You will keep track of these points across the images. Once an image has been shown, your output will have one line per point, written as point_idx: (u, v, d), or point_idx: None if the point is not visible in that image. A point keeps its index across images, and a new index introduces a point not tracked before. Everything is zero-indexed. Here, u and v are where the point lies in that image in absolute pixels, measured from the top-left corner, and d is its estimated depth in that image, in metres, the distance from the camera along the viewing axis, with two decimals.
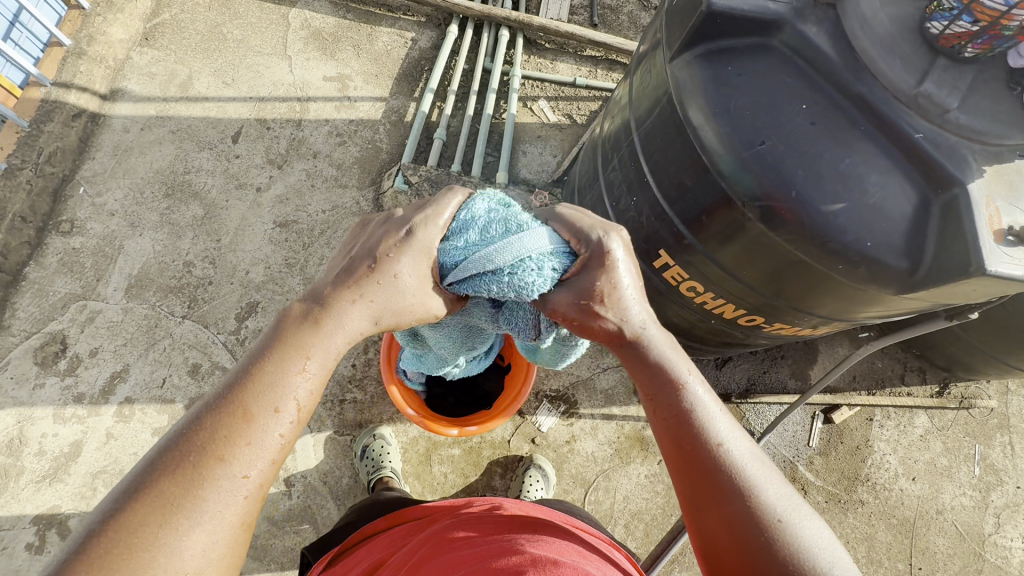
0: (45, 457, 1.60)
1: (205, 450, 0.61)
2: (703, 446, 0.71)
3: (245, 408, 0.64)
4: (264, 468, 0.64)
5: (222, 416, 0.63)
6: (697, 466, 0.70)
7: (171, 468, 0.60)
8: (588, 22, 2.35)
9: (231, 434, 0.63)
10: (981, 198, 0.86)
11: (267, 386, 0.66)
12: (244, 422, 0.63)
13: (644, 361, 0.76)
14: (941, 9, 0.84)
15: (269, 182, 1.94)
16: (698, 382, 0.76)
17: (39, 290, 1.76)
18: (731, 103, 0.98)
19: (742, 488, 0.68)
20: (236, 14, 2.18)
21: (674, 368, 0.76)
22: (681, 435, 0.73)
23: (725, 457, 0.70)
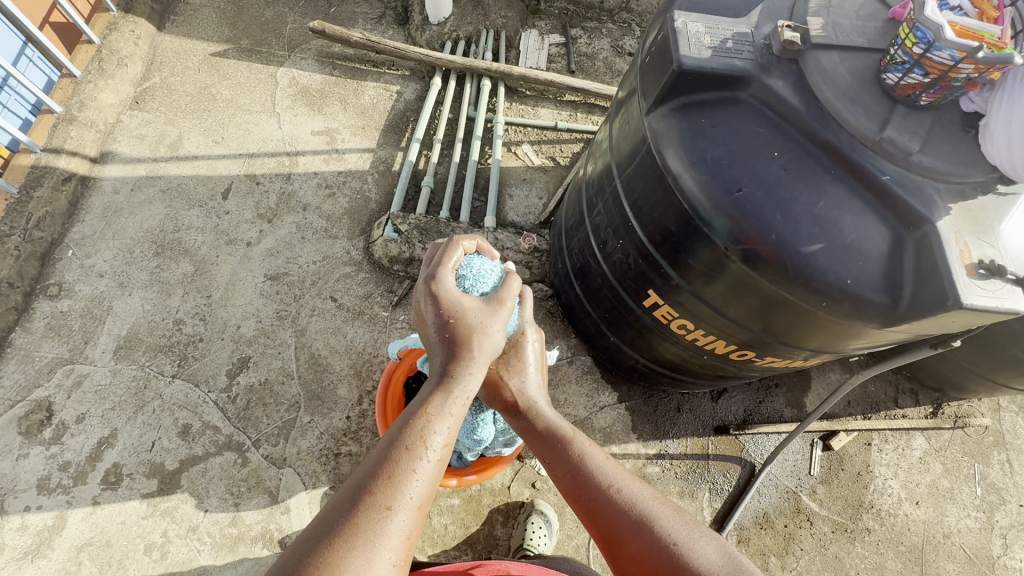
0: (27, 532, 1.54)
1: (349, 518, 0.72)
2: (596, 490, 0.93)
3: (377, 490, 0.75)
4: (397, 549, 0.72)
5: (368, 493, 0.74)
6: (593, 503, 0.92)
7: (317, 549, 0.68)
8: (566, 69, 2.45)
9: (355, 527, 0.71)
10: (950, 235, 0.90)
11: (393, 485, 0.76)
12: (368, 523, 0.71)
13: (539, 429, 1.02)
14: (894, 62, 0.90)
15: (260, 236, 1.96)
16: (585, 441, 0.99)
17: (25, 356, 1.73)
18: (707, 153, 1.02)
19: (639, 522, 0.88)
20: (225, 75, 2.25)
21: (564, 432, 1.01)
22: (582, 488, 0.94)
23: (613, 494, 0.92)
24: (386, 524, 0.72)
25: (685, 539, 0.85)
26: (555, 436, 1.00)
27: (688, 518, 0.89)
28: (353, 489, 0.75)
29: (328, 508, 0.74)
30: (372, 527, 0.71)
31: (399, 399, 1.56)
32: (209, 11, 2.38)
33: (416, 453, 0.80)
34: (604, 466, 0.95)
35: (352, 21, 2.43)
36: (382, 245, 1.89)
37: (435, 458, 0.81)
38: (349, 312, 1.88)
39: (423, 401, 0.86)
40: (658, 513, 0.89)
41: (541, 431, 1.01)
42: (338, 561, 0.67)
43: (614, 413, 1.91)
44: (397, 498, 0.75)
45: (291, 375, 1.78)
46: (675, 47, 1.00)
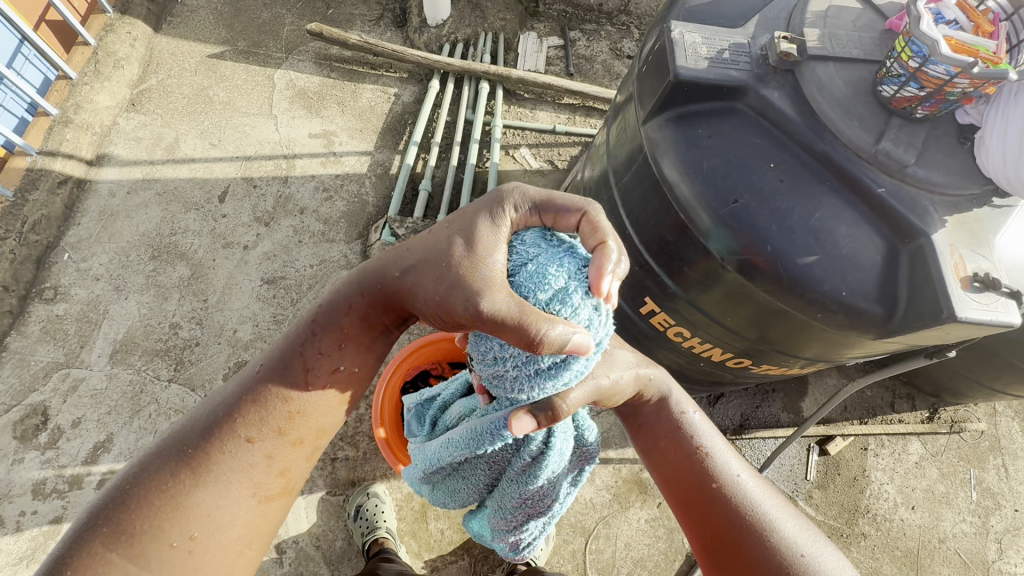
0: (23, 537, 1.54)
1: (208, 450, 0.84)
2: (720, 484, 0.95)
3: (240, 428, 0.85)
4: (246, 484, 0.84)
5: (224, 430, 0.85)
6: (716, 497, 0.95)
7: (172, 468, 0.83)
8: (564, 72, 2.45)
9: (211, 457, 0.83)
10: (945, 248, 0.90)
11: (254, 415, 0.86)
12: (223, 448, 0.84)
13: (658, 409, 1.03)
14: (890, 75, 0.90)
15: (256, 239, 1.96)
16: (709, 431, 1.02)
17: (21, 360, 1.72)
18: (703, 163, 1.02)
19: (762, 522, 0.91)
20: (222, 77, 2.24)
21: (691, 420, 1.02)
22: (703, 476, 0.97)
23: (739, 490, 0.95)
24: (243, 453, 0.84)
25: (800, 539, 0.91)
26: (677, 419, 1.02)
27: (796, 517, 0.95)
28: (219, 412, 0.87)
29: (191, 423, 0.88)
30: (231, 463, 0.83)
31: (394, 411, 1.57)
32: (206, 12, 2.37)
33: (278, 384, 0.88)
34: (725, 457, 0.99)
35: (350, 23, 2.43)
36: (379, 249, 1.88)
37: (296, 389, 0.89)
38: None
39: (297, 330, 0.92)
40: (775, 512, 0.93)
41: (660, 411, 1.03)
42: (188, 485, 0.81)
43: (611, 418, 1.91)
44: (252, 438, 0.86)
45: None
46: (671, 57, 1.00)
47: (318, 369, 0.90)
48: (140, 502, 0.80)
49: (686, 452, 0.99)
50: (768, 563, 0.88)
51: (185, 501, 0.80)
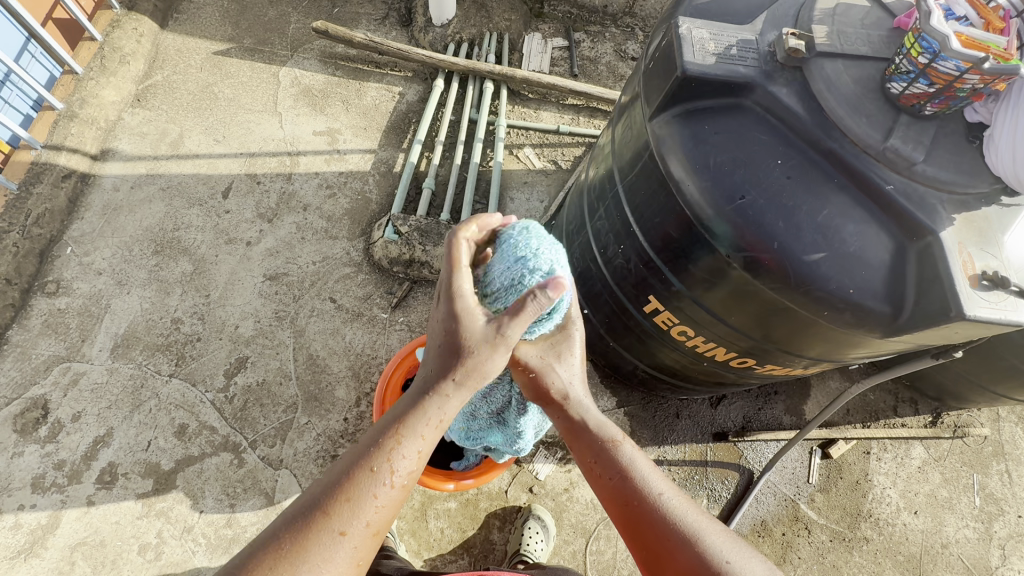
0: (21, 531, 1.53)
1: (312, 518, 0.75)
2: (644, 501, 0.89)
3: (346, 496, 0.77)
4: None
5: (326, 502, 0.76)
6: (640, 518, 0.88)
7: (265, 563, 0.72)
8: (568, 73, 2.45)
9: (303, 550, 0.73)
10: (953, 246, 0.89)
11: (350, 508, 0.76)
12: (316, 541, 0.74)
13: (581, 430, 0.97)
14: (899, 72, 0.90)
15: (259, 236, 1.96)
16: (627, 442, 0.96)
17: (22, 353, 1.72)
18: (710, 160, 1.01)
19: (692, 538, 0.85)
20: (227, 74, 2.24)
21: (611, 432, 0.96)
22: (629, 500, 0.90)
23: (664, 506, 0.89)
24: (334, 549, 0.74)
25: (736, 558, 0.83)
26: (602, 440, 0.95)
27: (730, 535, 0.87)
28: (312, 501, 0.76)
29: (285, 513, 0.76)
30: (322, 549, 0.74)
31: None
32: (212, 10, 2.38)
33: (376, 476, 0.78)
34: (651, 475, 0.92)
35: (355, 22, 2.43)
36: (382, 247, 1.88)
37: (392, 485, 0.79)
38: (348, 314, 1.87)
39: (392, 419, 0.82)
40: (707, 530, 0.86)
41: (585, 432, 0.97)
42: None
43: (613, 419, 1.90)
44: (352, 523, 0.76)
45: (289, 376, 1.77)
46: (679, 52, 1.00)
47: (414, 449, 0.81)
48: None
49: (604, 467, 0.94)
50: None
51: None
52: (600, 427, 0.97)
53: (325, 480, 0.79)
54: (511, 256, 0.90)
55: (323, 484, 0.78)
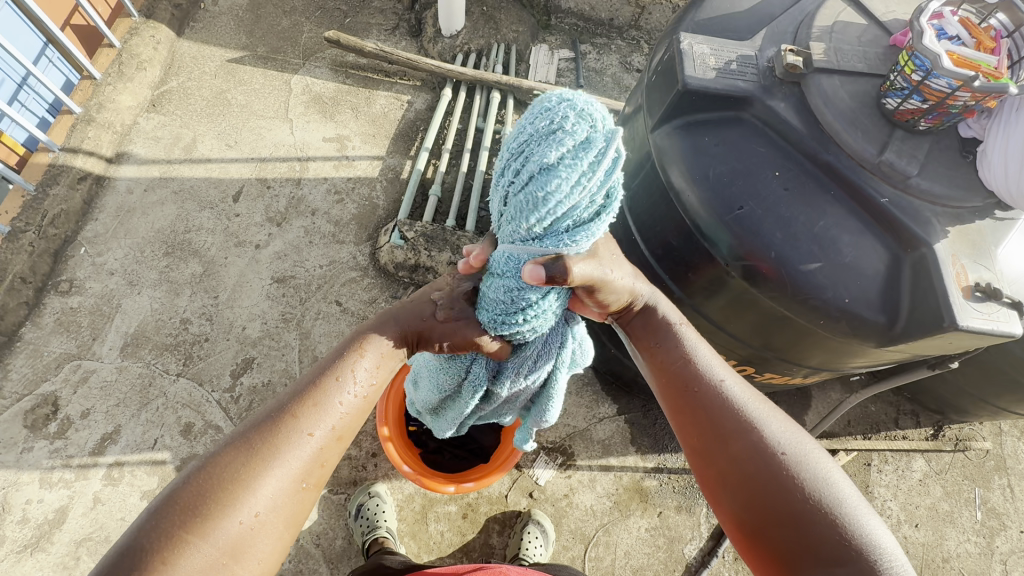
0: (28, 525, 1.55)
1: (266, 437, 0.67)
2: (704, 388, 0.81)
3: (295, 419, 0.70)
4: (303, 471, 0.68)
5: (273, 427, 0.68)
6: (699, 403, 0.80)
7: (236, 461, 0.65)
8: (574, 84, 2.49)
9: (271, 446, 0.67)
10: (947, 258, 0.91)
11: (314, 412, 0.71)
12: (281, 440, 0.68)
13: (649, 325, 0.89)
14: (894, 87, 0.92)
15: (268, 239, 1.99)
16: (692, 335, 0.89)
17: (34, 350, 1.76)
18: (710, 171, 1.04)
19: (749, 424, 0.76)
20: (240, 81, 2.29)
21: (675, 323, 0.89)
22: (689, 382, 0.82)
23: (725, 393, 0.80)
24: (299, 447, 0.68)
25: (793, 450, 0.74)
26: (667, 326, 0.89)
27: (792, 428, 0.77)
28: (276, 408, 0.71)
29: (229, 440, 0.68)
30: (290, 446, 0.68)
31: (398, 420, 1.59)
32: (228, 19, 2.44)
33: (342, 385, 0.75)
34: (714, 364, 0.84)
35: (366, 32, 2.49)
36: (388, 252, 1.91)
37: (332, 429, 0.72)
38: (353, 317, 1.90)
39: (357, 334, 0.80)
40: (767, 420, 0.77)
41: (654, 322, 0.89)
42: (252, 474, 0.65)
43: (613, 425, 1.91)
44: (317, 423, 0.71)
45: (294, 377, 1.79)
46: (680, 66, 1.03)
47: (368, 375, 0.77)
48: (194, 507, 0.61)
49: (667, 349, 0.87)
50: (756, 465, 0.72)
51: (240, 493, 0.63)
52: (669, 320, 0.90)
53: (265, 412, 0.71)
54: (535, 170, 0.66)
55: (264, 415, 0.70)
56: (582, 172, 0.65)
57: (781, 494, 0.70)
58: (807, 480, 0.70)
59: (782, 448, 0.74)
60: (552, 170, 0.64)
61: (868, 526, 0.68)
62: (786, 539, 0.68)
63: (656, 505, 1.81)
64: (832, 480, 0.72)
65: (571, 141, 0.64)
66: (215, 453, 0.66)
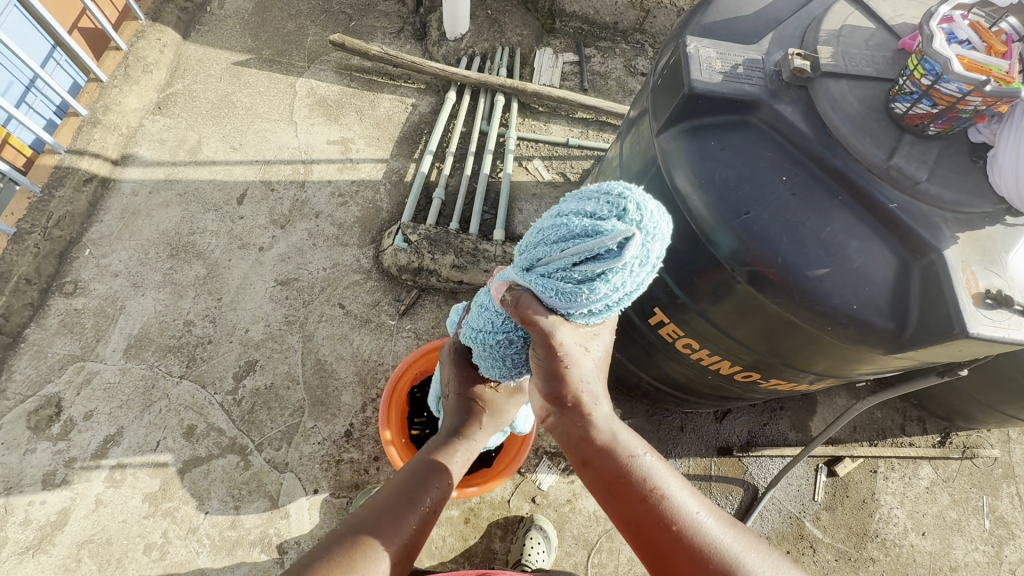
0: (31, 527, 1.55)
1: (362, 535, 0.86)
2: (676, 530, 0.78)
3: (387, 523, 0.89)
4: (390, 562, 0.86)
5: (371, 528, 0.87)
6: (674, 548, 0.77)
7: (338, 551, 0.83)
8: (578, 87, 2.49)
9: (376, 532, 0.87)
10: (957, 263, 0.90)
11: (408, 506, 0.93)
12: (383, 530, 0.88)
13: (603, 451, 0.83)
14: (903, 92, 0.91)
15: (272, 241, 1.99)
16: (648, 455, 0.84)
17: (38, 352, 1.76)
18: (716, 175, 1.03)
19: (732, 570, 0.75)
20: (246, 84, 2.30)
21: (629, 449, 0.84)
22: (660, 524, 0.79)
23: (700, 533, 0.78)
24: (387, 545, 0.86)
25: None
26: (622, 457, 0.83)
27: (772, 555, 0.78)
28: (373, 510, 0.91)
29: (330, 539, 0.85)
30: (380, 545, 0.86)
31: (399, 426, 1.58)
32: (234, 22, 2.45)
33: (423, 492, 0.96)
34: (681, 495, 0.81)
35: (371, 35, 2.49)
36: (391, 255, 1.91)
37: (416, 527, 0.92)
38: (356, 320, 1.90)
39: (435, 450, 1.06)
40: (750, 554, 0.77)
41: (608, 449, 0.83)
42: (361, 554, 0.84)
43: None
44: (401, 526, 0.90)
45: (296, 380, 1.79)
46: (686, 70, 1.02)
47: (441, 492, 0.99)
48: None
49: (629, 484, 0.81)
50: None
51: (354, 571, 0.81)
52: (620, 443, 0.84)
53: (359, 516, 0.91)
54: (559, 214, 0.73)
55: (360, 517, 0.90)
56: (573, 235, 0.69)
57: None
58: None
59: None
60: (564, 221, 0.70)
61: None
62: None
63: None
64: None
65: (591, 210, 0.69)
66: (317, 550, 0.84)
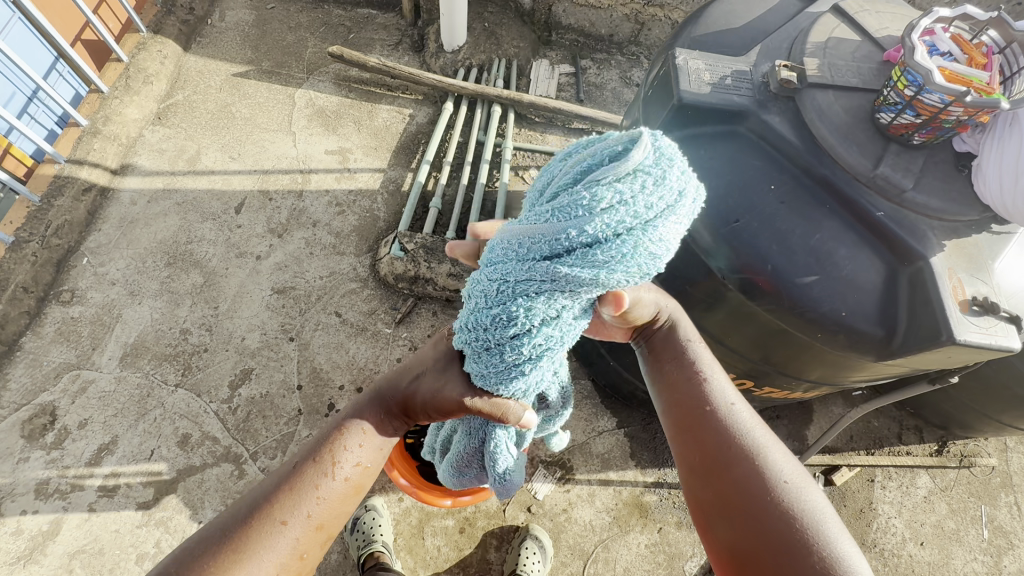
0: (22, 537, 1.55)
1: (240, 533, 0.70)
2: (711, 405, 0.85)
3: (274, 515, 0.72)
4: (277, 562, 0.70)
5: (253, 524, 0.71)
6: (703, 419, 0.84)
7: (207, 554, 0.68)
8: (574, 98, 2.52)
9: (247, 539, 0.70)
10: (943, 271, 0.91)
11: (294, 501, 0.73)
12: (258, 537, 0.70)
13: (668, 339, 0.95)
14: (887, 103, 0.93)
15: (269, 250, 2.01)
16: (706, 351, 0.94)
17: (34, 360, 1.76)
18: (706, 184, 1.05)
19: (750, 449, 0.79)
20: (245, 95, 2.33)
21: (691, 341, 0.95)
22: (695, 397, 0.87)
23: (730, 413, 0.84)
24: (275, 540, 0.71)
25: (794, 478, 0.77)
26: (683, 342, 0.95)
27: (795, 460, 0.81)
28: (256, 498, 0.74)
29: (205, 535, 0.71)
30: (264, 543, 0.70)
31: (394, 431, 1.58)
32: (234, 34, 2.48)
33: (324, 471, 0.77)
34: (723, 382, 0.88)
35: (369, 47, 2.53)
36: (388, 263, 1.91)
37: (309, 521, 0.73)
38: (352, 328, 1.90)
39: (346, 414, 0.83)
40: (770, 446, 0.81)
41: (670, 339, 0.95)
42: (222, 574, 0.67)
43: (613, 439, 1.89)
44: (294, 512, 0.73)
45: (292, 388, 1.79)
46: (675, 82, 1.04)
47: (351, 466, 0.79)
48: None
49: (681, 364, 0.92)
50: (751, 489, 0.76)
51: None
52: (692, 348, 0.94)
53: (239, 506, 0.74)
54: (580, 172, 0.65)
55: (240, 508, 0.73)
56: (610, 193, 0.60)
57: (771, 519, 0.73)
58: (800, 508, 0.74)
59: (784, 477, 0.77)
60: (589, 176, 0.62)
61: (854, 557, 0.71)
62: (770, 559, 0.71)
63: (657, 521, 1.78)
64: (825, 511, 0.74)
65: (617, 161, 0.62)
66: (187, 551, 0.70)
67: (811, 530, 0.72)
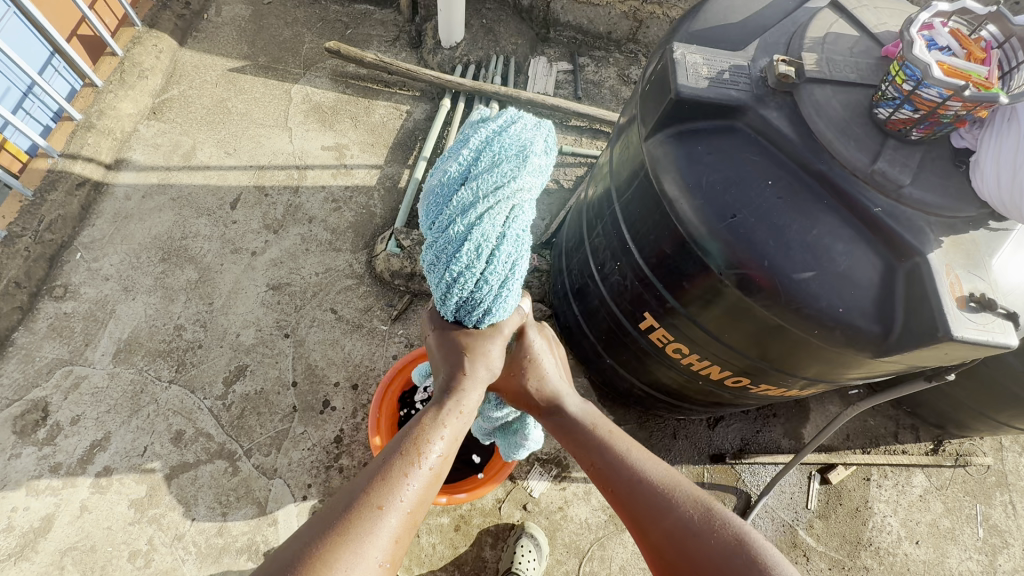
0: (13, 534, 1.53)
1: (348, 518, 0.79)
2: (621, 477, 1.00)
3: (375, 502, 0.82)
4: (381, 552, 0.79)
5: (358, 513, 0.80)
6: (623, 491, 0.99)
7: (321, 538, 0.76)
8: (572, 95, 2.51)
9: (351, 524, 0.78)
10: (941, 267, 0.91)
11: (387, 488, 0.84)
12: (363, 522, 0.79)
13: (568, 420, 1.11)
14: (885, 98, 0.93)
15: (264, 246, 1.99)
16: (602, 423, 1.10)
17: (26, 356, 1.75)
18: (703, 179, 1.04)
19: (669, 506, 0.94)
20: (242, 90, 2.32)
21: (585, 419, 1.11)
22: (608, 473, 1.02)
23: (642, 476, 0.99)
24: (378, 526, 0.80)
25: (716, 518, 0.92)
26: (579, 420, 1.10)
27: (712, 499, 0.96)
28: (353, 491, 0.83)
29: (307, 530, 0.78)
30: (366, 526, 0.79)
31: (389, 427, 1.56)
32: (230, 29, 2.47)
33: (414, 464, 0.87)
34: (628, 450, 1.04)
35: (366, 43, 2.52)
36: (384, 260, 1.90)
37: (403, 512, 0.83)
38: (348, 325, 1.89)
39: (419, 415, 0.93)
40: (686, 496, 0.95)
41: (569, 418, 1.11)
42: (335, 553, 0.75)
43: None
44: (389, 499, 0.83)
45: (286, 385, 1.78)
46: (673, 76, 1.02)
47: (435, 456, 0.90)
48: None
49: (589, 447, 1.06)
50: (681, 538, 0.90)
51: (331, 573, 0.73)
52: (595, 425, 1.10)
53: (338, 502, 0.82)
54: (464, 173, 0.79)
55: (342, 501, 0.82)
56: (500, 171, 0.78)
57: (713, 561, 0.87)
58: (731, 545, 0.87)
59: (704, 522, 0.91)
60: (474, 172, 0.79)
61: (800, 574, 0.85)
62: None
63: None
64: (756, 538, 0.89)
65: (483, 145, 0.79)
66: (296, 539, 0.77)
67: (747, 558, 0.86)
